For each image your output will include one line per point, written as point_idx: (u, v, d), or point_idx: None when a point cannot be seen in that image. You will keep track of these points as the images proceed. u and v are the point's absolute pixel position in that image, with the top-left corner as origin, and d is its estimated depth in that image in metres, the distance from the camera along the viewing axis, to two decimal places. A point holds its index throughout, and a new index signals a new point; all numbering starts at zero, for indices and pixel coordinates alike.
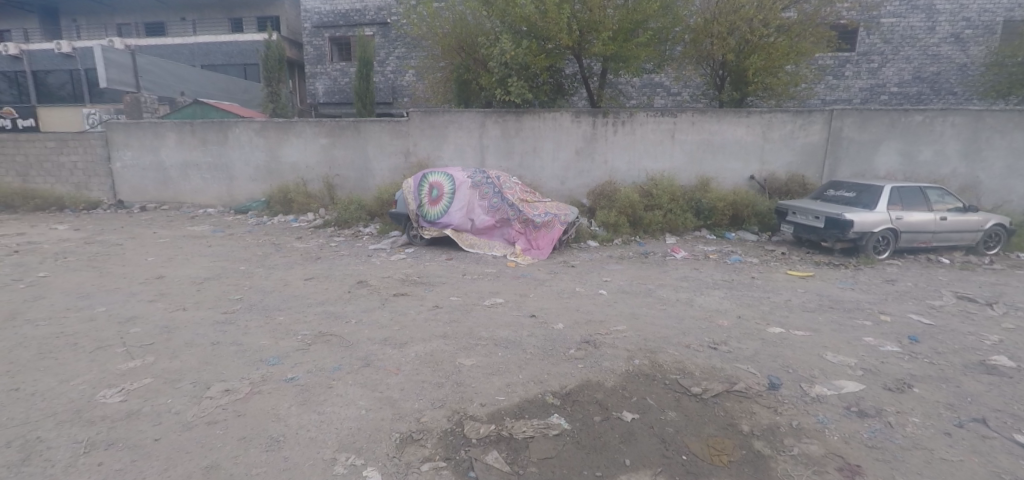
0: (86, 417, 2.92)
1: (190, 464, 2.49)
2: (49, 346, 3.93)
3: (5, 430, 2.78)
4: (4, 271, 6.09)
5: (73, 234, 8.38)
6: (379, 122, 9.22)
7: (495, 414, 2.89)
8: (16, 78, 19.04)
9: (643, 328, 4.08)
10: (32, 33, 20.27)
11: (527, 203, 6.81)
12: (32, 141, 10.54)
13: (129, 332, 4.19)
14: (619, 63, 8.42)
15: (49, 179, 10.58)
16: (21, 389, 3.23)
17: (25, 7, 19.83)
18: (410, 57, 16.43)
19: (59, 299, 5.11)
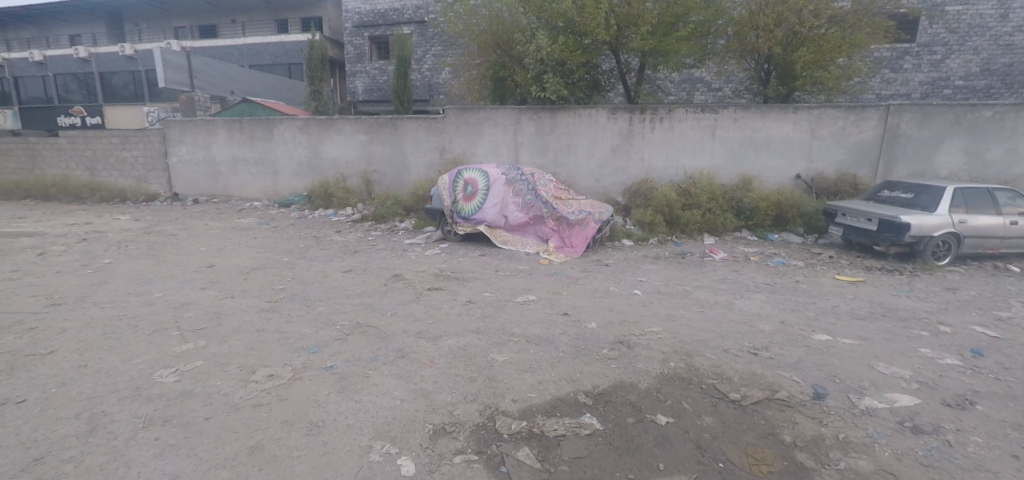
0: (145, 395, 3.07)
1: (237, 444, 2.59)
2: (112, 327, 4.16)
3: (75, 403, 2.96)
4: (72, 258, 6.49)
5: (133, 224, 8.85)
6: (417, 119, 9.32)
7: (527, 411, 2.87)
8: (85, 79, 20.14)
9: (679, 330, 3.97)
10: (99, 37, 21.52)
11: (561, 200, 6.75)
12: (100, 137, 11.24)
13: (183, 317, 4.39)
14: (658, 58, 8.15)
15: (114, 173, 11.30)
16: (88, 367, 3.44)
17: (94, 12, 21.04)
18: (447, 55, 16.54)
19: (120, 284, 5.40)
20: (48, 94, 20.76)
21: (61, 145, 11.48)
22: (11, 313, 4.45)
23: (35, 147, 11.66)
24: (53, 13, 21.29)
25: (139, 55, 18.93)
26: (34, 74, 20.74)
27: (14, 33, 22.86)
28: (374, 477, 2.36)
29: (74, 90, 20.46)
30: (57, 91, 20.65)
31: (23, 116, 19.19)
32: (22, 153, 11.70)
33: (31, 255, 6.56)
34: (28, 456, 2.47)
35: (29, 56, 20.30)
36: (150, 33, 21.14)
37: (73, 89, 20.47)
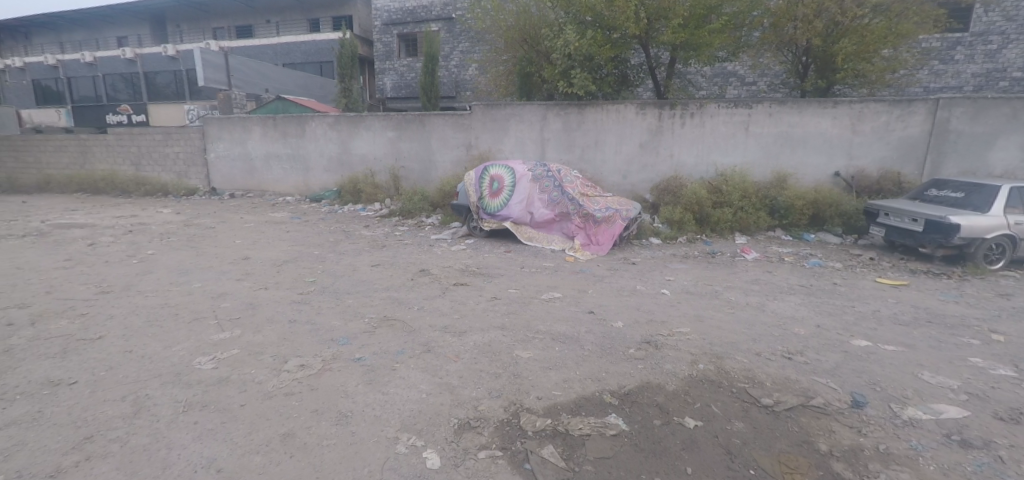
0: (185, 380, 3.16)
1: (270, 430, 2.64)
2: (155, 315, 4.32)
3: (121, 386, 3.09)
4: (119, 248, 6.75)
5: (175, 216, 9.18)
6: (444, 116, 9.35)
7: (552, 409, 2.84)
8: (131, 78, 20.93)
9: (709, 331, 3.87)
10: (144, 39, 22.42)
11: (587, 197, 6.67)
12: (144, 134, 11.69)
13: (220, 306, 4.51)
14: (689, 52, 7.93)
15: (157, 168, 11.74)
16: (133, 352, 3.57)
17: (140, 15, 21.92)
18: (474, 51, 16.53)
19: (163, 274, 5.59)
20: (97, 93, 21.66)
21: (109, 141, 11.99)
22: (63, 301, 4.66)
23: (85, 143, 12.21)
24: (103, 16, 22.20)
25: (181, 55, 19.60)
26: (85, 74, 21.66)
27: (66, 35, 23.92)
28: (400, 469, 2.38)
29: (121, 90, 21.33)
30: (105, 90, 21.53)
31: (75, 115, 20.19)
32: (73, 149, 12.26)
33: (82, 246, 6.87)
34: (78, 435, 2.60)
35: (80, 56, 21.20)
36: (191, 33, 21.83)
37: (120, 88, 21.30)
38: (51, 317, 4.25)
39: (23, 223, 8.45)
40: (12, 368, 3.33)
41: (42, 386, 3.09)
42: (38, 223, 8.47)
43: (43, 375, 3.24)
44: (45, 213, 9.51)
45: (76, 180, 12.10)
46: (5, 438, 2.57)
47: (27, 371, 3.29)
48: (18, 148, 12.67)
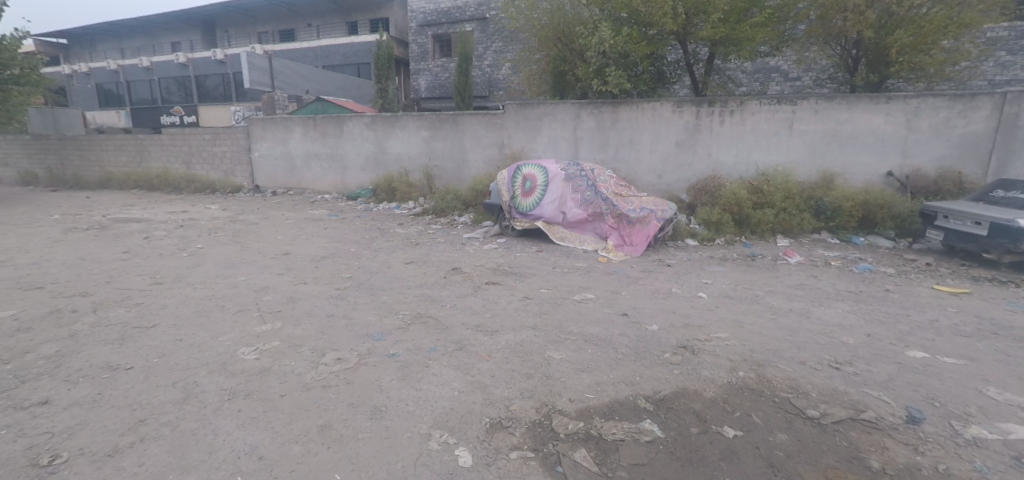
0: (230, 369, 3.26)
1: (308, 422, 2.69)
2: (203, 305, 4.48)
3: (171, 373, 3.21)
4: (171, 242, 7.07)
5: (221, 212, 9.55)
6: (477, 115, 9.37)
7: (585, 412, 2.79)
8: (183, 82, 21.88)
9: (749, 337, 3.72)
10: (196, 44, 23.45)
11: (621, 197, 6.55)
12: (194, 134, 12.20)
13: (262, 299, 4.64)
14: (730, 47, 7.65)
15: (206, 167, 12.26)
16: (183, 340, 3.71)
17: (192, 22, 22.94)
18: (507, 50, 16.49)
19: (210, 267, 5.81)
20: (153, 96, 22.80)
21: (163, 141, 12.59)
22: (120, 290, 4.90)
23: (142, 143, 12.86)
24: (158, 22, 23.31)
25: (228, 58, 20.38)
26: (141, 78, 22.81)
27: (126, 42, 25.24)
28: (432, 465, 2.38)
29: (174, 92, 22.35)
30: (160, 93, 22.62)
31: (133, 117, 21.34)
32: (132, 149, 12.95)
33: (138, 239, 7.23)
34: (134, 417, 2.73)
35: (138, 61, 22.32)
36: (238, 38, 22.68)
37: (173, 91, 22.31)
38: (110, 305, 4.48)
39: (85, 217, 8.96)
40: (75, 352, 3.53)
41: (102, 370, 3.26)
42: (99, 217, 8.97)
43: (103, 359, 3.41)
44: (105, 208, 10.06)
45: (133, 178, 12.76)
46: (69, 418, 2.73)
47: (89, 356, 3.47)
48: (83, 147, 13.50)
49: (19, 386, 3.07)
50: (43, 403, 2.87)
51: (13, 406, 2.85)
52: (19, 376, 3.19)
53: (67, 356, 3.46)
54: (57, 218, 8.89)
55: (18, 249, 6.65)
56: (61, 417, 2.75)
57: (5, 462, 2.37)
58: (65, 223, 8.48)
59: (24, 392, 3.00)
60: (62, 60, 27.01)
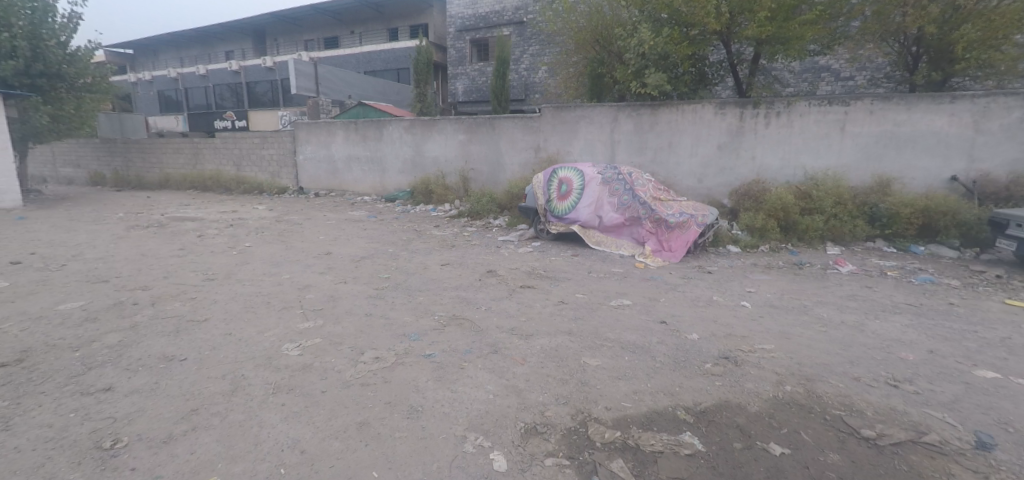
0: (275, 364, 3.34)
1: (347, 418, 2.73)
2: (250, 302, 4.63)
3: (221, 365, 3.33)
4: (222, 240, 7.36)
5: (268, 213, 9.90)
6: (514, 118, 9.38)
7: (622, 421, 2.71)
8: (235, 88, 22.85)
9: (796, 349, 3.55)
10: (247, 53, 24.52)
11: (659, 202, 6.41)
12: (244, 137, 12.74)
13: (304, 297, 4.76)
14: (777, 46, 7.35)
15: (254, 169, 12.77)
16: (232, 334, 3.84)
17: (244, 32, 24.01)
18: (544, 54, 16.45)
19: (258, 264, 6.02)
20: (207, 102, 23.98)
21: (216, 144, 13.20)
22: (176, 285, 5.12)
23: (197, 146, 13.51)
24: (214, 33, 24.51)
25: (277, 66, 21.20)
26: (198, 85, 24.02)
27: (185, 51, 26.57)
28: (468, 468, 2.36)
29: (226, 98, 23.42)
30: (214, 99, 23.76)
31: (190, 122, 22.53)
32: (188, 152, 13.64)
33: (193, 236, 7.58)
34: (186, 407, 2.83)
35: (194, 69, 23.51)
36: (286, 46, 23.57)
37: (226, 97, 23.33)
38: (166, 299, 4.69)
39: (146, 215, 9.48)
40: (135, 342, 3.71)
41: (158, 360, 3.41)
42: (158, 216, 9.45)
43: (160, 350, 3.56)
44: (163, 207, 10.62)
45: (188, 179, 13.40)
46: (129, 404, 2.86)
47: (148, 346, 3.64)
48: (145, 150, 14.33)
49: (86, 372, 3.25)
50: (106, 390, 3.03)
51: (80, 391, 3.02)
52: (86, 363, 3.38)
53: (128, 346, 3.64)
54: (121, 217, 9.43)
55: (88, 244, 7.08)
56: (122, 403, 2.89)
57: (73, 444, 2.51)
58: (127, 221, 8.98)
59: (90, 378, 3.18)
60: (128, 68, 28.69)
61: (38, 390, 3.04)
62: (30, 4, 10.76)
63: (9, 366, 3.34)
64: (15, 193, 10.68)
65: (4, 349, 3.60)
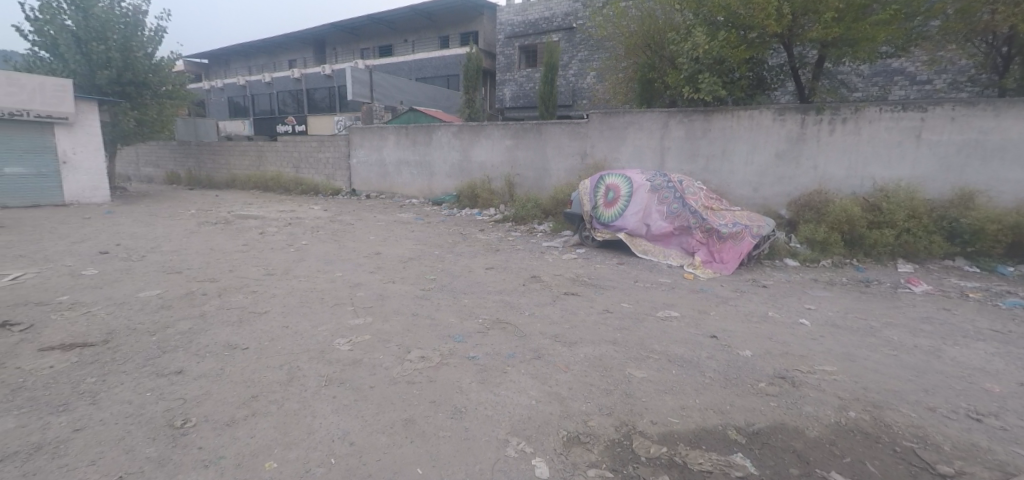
0: (327, 358, 3.42)
1: (393, 414, 2.74)
2: (306, 297, 4.78)
3: (278, 356, 3.43)
4: (282, 237, 7.68)
5: (323, 213, 10.27)
6: (562, 124, 9.32)
7: (669, 436, 2.60)
8: (296, 94, 23.94)
9: (862, 373, 3.30)
10: (308, 61, 25.70)
11: (711, 211, 6.18)
12: (303, 141, 13.31)
13: (355, 295, 4.87)
14: (844, 48, 6.92)
15: (312, 171, 13.32)
16: (288, 327, 3.97)
17: (306, 41, 25.20)
18: (593, 59, 16.28)
19: (313, 262, 6.23)
20: (271, 107, 25.26)
21: (278, 148, 13.85)
22: (239, 278, 5.37)
23: (261, 148, 14.22)
24: (279, 43, 25.88)
25: (334, 73, 22.07)
26: (263, 91, 25.35)
27: (252, 60, 28.17)
28: (510, 472, 2.32)
29: (288, 104, 24.57)
30: (277, 105, 25.00)
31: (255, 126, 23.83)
32: (253, 154, 14.40)
33: (255, 233, 7.95)
34: (247, 393, 2.94)
35: (260, 77, 24.84)
36: (343, 54, 24.55)
37: (287, 103, 24.49)
38: (231, 291, 4.92)
39: (214, 213, 10.05)
40: (204, 330, 3.89)
41: (223, 348, 3.56)
42: (225, 213, 9.99)
43: (226, 338, 3.73)
44: (228, 205, 11.22)
45: (252, 179, 14.13)
46: (198, 387, 3.00)
47: (215, 334, 3.81)
48: (215, 152, 15.23)
49: (161, 355, 3.44)
50: (178, 373, 3.19)
51: (156, 373, 3.19)
52: (161, 347, 3.58)
53: (197, 333, 3.84)
54: (192, 213, 10.04)
55: (164, 237, 7.56)
56: (192, 385, 3.03)
57: (149, 420, 2.66)
58: (197, 217, 9.55)
59: (164, 361, 3.35)
60: (203, 76, 30.70)
61: (120, 369, 3.23)
62: (122, 20, 11.83)
63: (96, 346, 3.59)
64: (103, 193, 11.41)
65: (92, 330, 3.88)
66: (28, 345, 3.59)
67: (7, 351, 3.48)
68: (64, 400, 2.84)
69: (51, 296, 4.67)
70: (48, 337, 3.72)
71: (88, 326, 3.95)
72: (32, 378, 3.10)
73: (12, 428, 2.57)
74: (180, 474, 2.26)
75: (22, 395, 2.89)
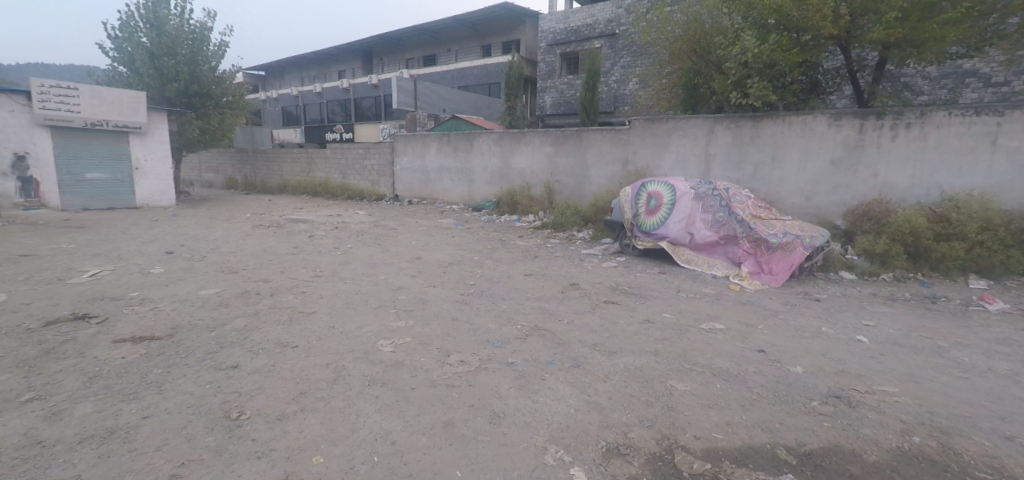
0: (371, 358, 3.47)
1: (433, 416, 2.75)
2: (351, 299, 4.90)
3: (324, 355, 3.52)
4: (329, 241, 7.93)
5: (367, 218, 10.53)
6: (603, 131, 9.23)
7: (713, 453, 2.49)
8: (344, 103, 24.76)
9: (927, 396, 3.07)
10: (356, 72, 26.57)
11: (760, 220, 5.93)
12: (350, 148, 13.73)
13: (398, 298, 4.95)
14: (908, 49, 6.52)
15: (358, 178, 13.72)
16: (335, 328, 4.07)
17: (354, 52, 26.07)
18: (636, 65, 16.07)
19: (358, 265, 6.39)
20: (321, 116, 26.23)
21: (326, 155, 14.35)
22: (290, 279, 5.55)
23: (311, 156, 14.77)
24: (329, 55, 26.91)
25: (381, 83, 22.71)
26: (313, 101, 26.36)
27: (304, 71, 29.39)
28: None
29: (336, 113, 25.43)
30: (326, 114, 25.92)
31: (306, 135, 24.83)
32: (303, 161, 14.96)
33: (304, 236, 8.23)
34: (296, 389, 3.02)
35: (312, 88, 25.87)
36: (389, 65, 25.24)
37: (336, 112, 25.39)
38: (283, 291, 5.10)
39: (267, 216, 10.49)
40: (257, 327, 4.04)
41: (275, 345, 3.68)
42: (277, 217, 10.42)
43: (277, 336, 3.86)
44: (279, 210, 11.68)
45: (302, 185, 14.67)
46: (252, 382, 3.11)
47: (267, 332, 3.95)
48: (269, 159, 15.94)
49: (219, 350, 3.59)
50: (234, 367, 3.32)
51: (214, 366, 3.32)
52: (219, 342, 3.73)
53: (251, 330, 3.98)
54: (248, 217, 10.52)
55: (223, 239, 7.95)
56: (247, 380, 3.14)
57: (208, 411, 2.77)
58: (252, 220, 10.00)
59: (222, 355, 3.50)
60: (260, 87, 32.28)
61: (184, 361, 3.39)
62: (190, 36, 12.58)
63: (162, 340, 3.78)
64: (170, 197, 12.15)
65: (159, 324, 4.09)
66: (103, 336, 3.83)
67: (85, 341, 3.72)
68: (134, 389, 3.01)
69: (123, 292, 4.97)
70: (121, 330, 3.95)
71: (155, 320, 4.18)
72: (106, 367, 3.29)
73: (89, 414, 2.73)
74: (235, 464, 2.33)
75: (98, 383, 3.08)
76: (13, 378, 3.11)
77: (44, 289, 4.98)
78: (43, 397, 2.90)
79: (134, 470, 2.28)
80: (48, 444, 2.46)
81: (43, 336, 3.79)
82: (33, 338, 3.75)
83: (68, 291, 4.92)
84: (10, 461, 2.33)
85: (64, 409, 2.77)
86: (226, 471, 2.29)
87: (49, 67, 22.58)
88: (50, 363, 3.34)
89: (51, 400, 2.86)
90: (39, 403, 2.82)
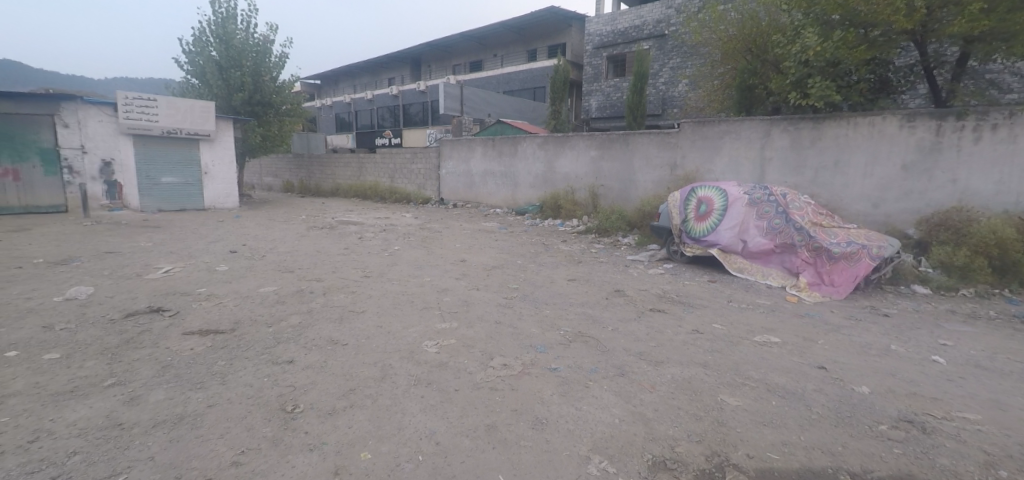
0: (416, 358, 3.49)
1: (477, 419, 2.72)
2: (398, 299, 4.96)
3: (372, 354, 3.56)
4: (377, 242, 8.10)
5: (414, 220, 10.72)
6: (651, 134, 9.01)
7: (769, 474, 2.33)
8: (394, 110, 25.43)
9: (1017, 426, 2.76)
10: (405, 79, 27.23)
11: (820, 228, 5.60)
12: (398, 153, 14.05)
13: (442, 299, 4.98)
14: (994, 43, 5.98)
15: (405, 181, 14.01)
16: (382, 327, 4.12)
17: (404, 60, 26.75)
18: (686, 66, 15.62)
19: (404, 266, 6.48)
20: (371, 122, 27.02)
21: (376, 159, 14.75)
22: (341, 279, 5.70)
23: (362, 160, 15.21)
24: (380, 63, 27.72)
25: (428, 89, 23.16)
26: (365, 108, 27.20)
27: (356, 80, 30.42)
28: None
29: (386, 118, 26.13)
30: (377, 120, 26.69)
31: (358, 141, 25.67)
32: (354, 165, 15.43)
33: (354, 238, 8.46)
34: (345, 386, 3.06)
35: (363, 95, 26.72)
36: (437, 71, 25.72)
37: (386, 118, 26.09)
38: (334, 290, 5.23)
39: (319, 218, 10.87)
40: (310, 324, 4.15)
41: (326, 343, 3.76)
42: (329, 219, 10.78)
43: (329, 334, 3.95)
44: (331, 212, 12.08)
45: (353, 188, 15.14)
46: (305, 377, 3.17)
47: (319, 329, 4.05)
48: (323, 164, 16.56)
49: (276, 345, 3.70)
50: (289, 362, 3.41)
51: (271, 360, 3.43)
52: (276, 337, 3.86)
53: (305, 327, 4.09)
54: (302, 218, 10.94)
55: (280, 239, 8.28)
56: (301, 374, 3.22)
57: (267, 403, 2.84)
58: (306, 222, 10.38)
59: (279, 350, 3.61)
60: (315, 95, 33.58)
61: (245, 355, 3.52)
62: (255, 49, 13.22)
63: (225, 333, 3.95)
64: (234, 199, 12.76)
65: (222, 318, 4.29)
66: (174, 328, 4.04)
67: (159, 332, 3.93)
68: (200, 379, 3.14)
69: (191, 287, 5.25)
70: (189, 323, 4.16)
71: (219, 314, 4.38)
72: (177, 357, 3.46)
73: (163, 400, 2.86)
74: (289, 455, 2.38)
75: (170, 371, 3.23)
76: (98, 364, 3.32)
77: (123, 283, 5.33)
78: (123, 383, 3.06)
79: (200, 455, 2.37)
80: (126, 426, 2.59)
81: (123, 327, 4.04)
82: (114, 328, 4.00)
83: (144, 286, 5.25)
84: (94, 440, 2.47)
85: (140, 395, 2.91)
86: (281, 462, 2.33)
87: (133, 81, 24.60)
88: (129, 352, 3.54)
89: (129, 386, 3.03)
90: (120, 388, 2.99)
